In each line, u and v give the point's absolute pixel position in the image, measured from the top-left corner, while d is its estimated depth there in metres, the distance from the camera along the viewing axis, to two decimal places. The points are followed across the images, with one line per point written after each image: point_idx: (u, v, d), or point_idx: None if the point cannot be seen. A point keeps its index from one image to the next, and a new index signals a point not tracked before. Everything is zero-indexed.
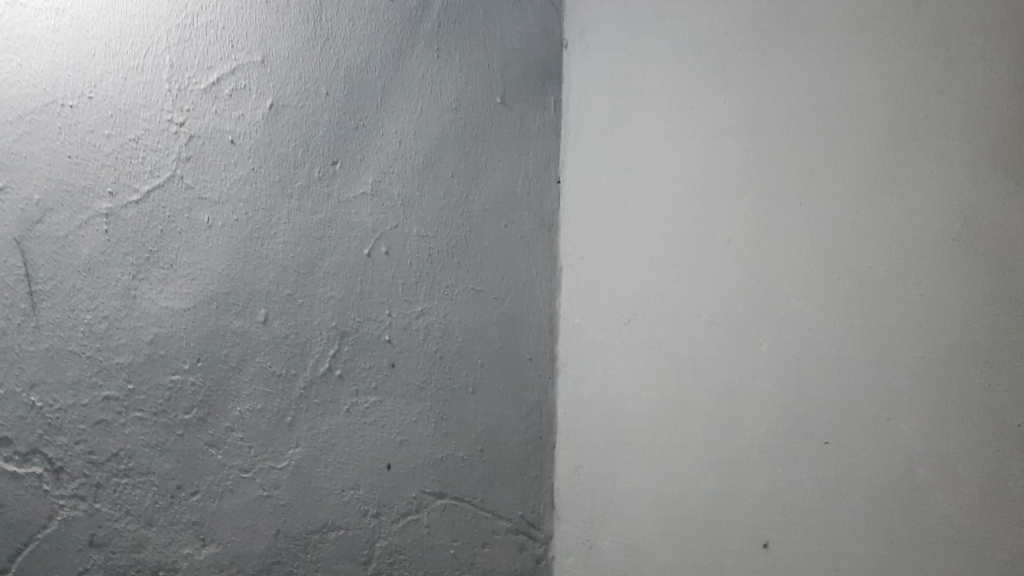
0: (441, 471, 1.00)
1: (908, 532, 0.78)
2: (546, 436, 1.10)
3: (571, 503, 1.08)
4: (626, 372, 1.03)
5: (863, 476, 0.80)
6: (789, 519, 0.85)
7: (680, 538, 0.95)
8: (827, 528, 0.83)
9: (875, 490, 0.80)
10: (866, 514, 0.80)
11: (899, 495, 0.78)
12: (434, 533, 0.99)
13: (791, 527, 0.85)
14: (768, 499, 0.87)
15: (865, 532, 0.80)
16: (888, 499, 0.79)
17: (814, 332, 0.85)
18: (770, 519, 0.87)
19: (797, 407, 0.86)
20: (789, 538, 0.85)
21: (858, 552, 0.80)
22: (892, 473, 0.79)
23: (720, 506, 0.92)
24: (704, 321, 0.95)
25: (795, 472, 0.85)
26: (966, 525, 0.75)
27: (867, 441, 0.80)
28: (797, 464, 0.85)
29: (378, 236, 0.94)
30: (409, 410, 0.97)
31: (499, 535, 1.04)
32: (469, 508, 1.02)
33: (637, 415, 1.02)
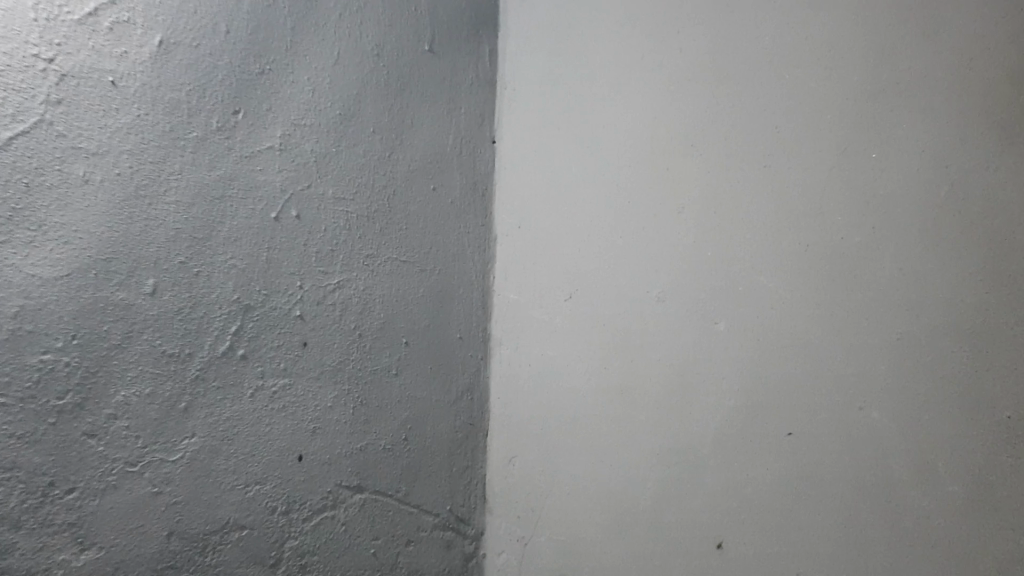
0: (360, 462, 0.90)
1: (876, 534, 0.70)
2: (478, 424, 1.01)
3: (504, 495, 0.99)
4: (565, 354, 0.94)
5: (831, 469, 0.73)
6: (747, 516, 0.77)
7: (626, 538, 0.87)
8: (789, 528, 0.75)
9: (838, 483, 0.72)
10: (828, 512, 0.73)
11: (870, 492, 0.70)
12: (353, 531, 0.89)
13: (749, 525, 0.77)
14: (722, 494, 0.79)
15: (827, 533, 0.72)
16: (859, 496, 0.71)
17: (776, 310, 0.77)
18: (723, 517, 0.79)
19: (760, 392, 0.78)
20: (745, 539, 0.77)
21: (822, 555, 0.72)
22: (862, 466, 0.71)
23: (669, 500, 0.83)
24: (653, 299, 0.87)
25: (754, 465, 0.78)
26: (943, 528, 0.67)
27: (834, 430, 0.73)
28: (754, 456, 0.78)
29: (287, 198, 0.84)
30: (324, 394, 0.87)
31: (424, 533, 0.95)
32: (392, 502, 0.92)
33: (580, 402, 0.92)
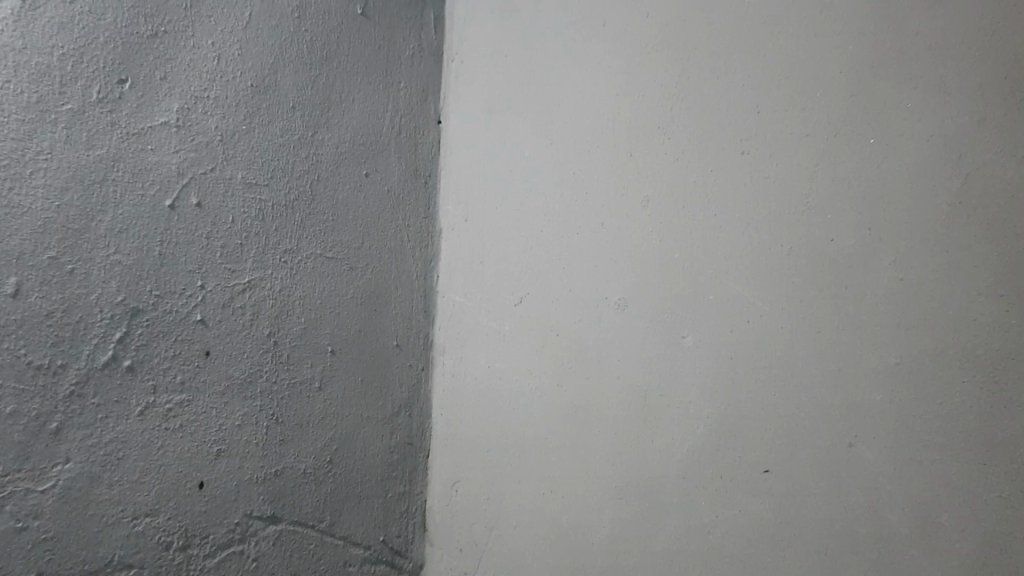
0: (275, 489, 0.78)
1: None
2: (417, 443, 0.90)
3: (444, 524, 0.88)
4: (512, 366, 0.83)
5: (817, 517, 0.61)
6: (713, 566, 0.66)
7: None
8: None
9: (803, 528, 0.61)
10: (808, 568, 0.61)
11: (859, 544, 0.59)
12: (266, 569, 0.77)
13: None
14: (685, 539, 0.68)
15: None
16: (847, 549, 0.59)
17: (752, 324, 0.66)
18: (689, 566, 0.67)
19: (732, 421, 0.66)
20: None
21: None
22: (852, 514, 0.59)
23: (626, 542, 0.72)
24: (613, 307, 0.75)
25: (721, 507, 0.66)
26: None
27: (819, 473, 0.61)
28: (722, 496, 0.66)
29: (185, 184, 0.72)
30: (231, 411, 0.75)
31: (352, 568, 0.83)
32: (314, 534, 0.81)
33: (529, 422, 0.81)
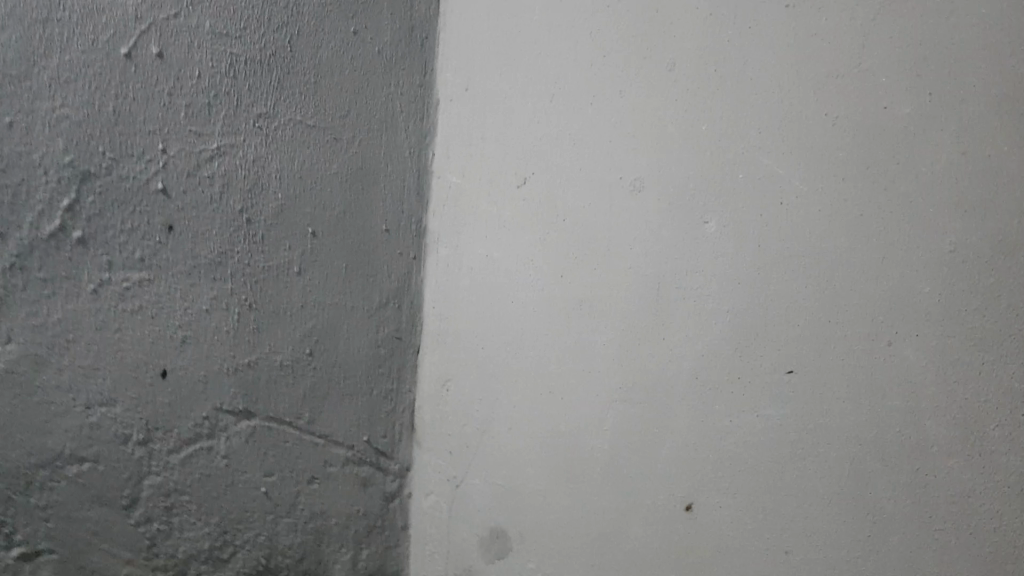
0: (244, 381, 0.71)
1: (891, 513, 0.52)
2: (406, 337, 0.83)
3: (435, 426, 0.82)
4: (513, 254, 0.75)
5: (845, 425, 0.54)
6: (726, 476, 0.60)
7: (577, 492, 0.70)
8: (779, 496, 0.57)
9: (844, 437, 0.54)
10: (829, 480, 0.55)
11: (885, 455, 0.52)
12: (238, 467, 0.71)
13: (727, 489, 0.60)
14: (693, 444, 0.62)
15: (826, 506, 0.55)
16: (874, 463, 0.52)
17: (793, 208, 0.57)
18: (693, 471, 0.62)
19: (761, 318, 0.58)
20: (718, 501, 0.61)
21: (811, 527, 0.56)
22: (883, 424, 0.52)
23: (627, 447, 0.66)
24: (628, 189, 0.66)
25: (733, 408, 0.60)
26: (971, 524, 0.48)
27: (850, 378, 0.54)
28: (736, 398, 0.60)
29: (145, 28, 0.63)
30: (197, 295, 0.68)
31: (333, 468, 0.78)
32: (290, 433, 0.74)
33: (526, 317, 0.73)
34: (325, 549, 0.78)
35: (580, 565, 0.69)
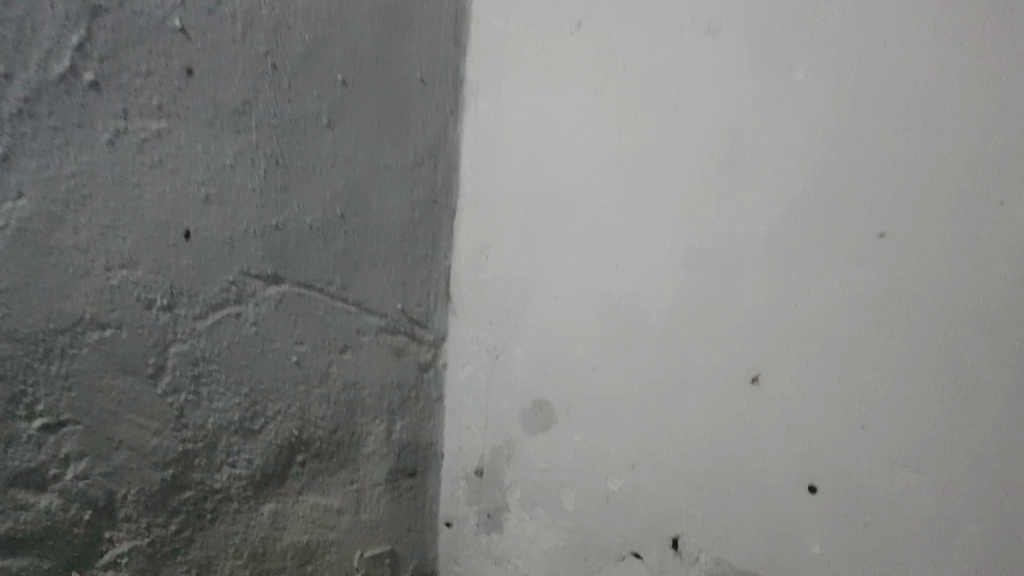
0: (274, 244, 0.66)
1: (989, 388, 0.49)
2: (442, 199, 0.78)
3: (475, 295, 0.78)
4: (567, 107, 0.69)
5: (941, 295, 0.50)
6: (793, 346, 0.57)
7: (631, 364, 0.66)
8: (855, 370, 0.54)
9: (936, 307, 0.50)
10: (917, 354, 0.52)
11: (990, 327, 0.48)
12: (266, 334, 0.68)
13: (798, 359, 0.57)
14: (762, 314, 0.58)
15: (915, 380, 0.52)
16: (976, 337, 0.49)
17: (907, 49, 0.50)
18: (763, 344, 0.58)
19: (854, 172, 0.53)
20: (788, 375, 0.58)
21: (893, 401, 0.53)
22: (983, 294, 0.48)
23: (686, 319, 0.62)
24: (702, 32, 0.60)
25: (811, 276, 0.56)
26: None
27: (949, 240, 0.49)
28: (813, 266, 0.55)
29: None
30: (222, 148, 0.62)
31: (366, 337, 0.75)
32: (321, 299, 0.71)
33: (581, 178, 0.68)
34: (359, 420, 0.75)
35: (633, 439, 0.67)
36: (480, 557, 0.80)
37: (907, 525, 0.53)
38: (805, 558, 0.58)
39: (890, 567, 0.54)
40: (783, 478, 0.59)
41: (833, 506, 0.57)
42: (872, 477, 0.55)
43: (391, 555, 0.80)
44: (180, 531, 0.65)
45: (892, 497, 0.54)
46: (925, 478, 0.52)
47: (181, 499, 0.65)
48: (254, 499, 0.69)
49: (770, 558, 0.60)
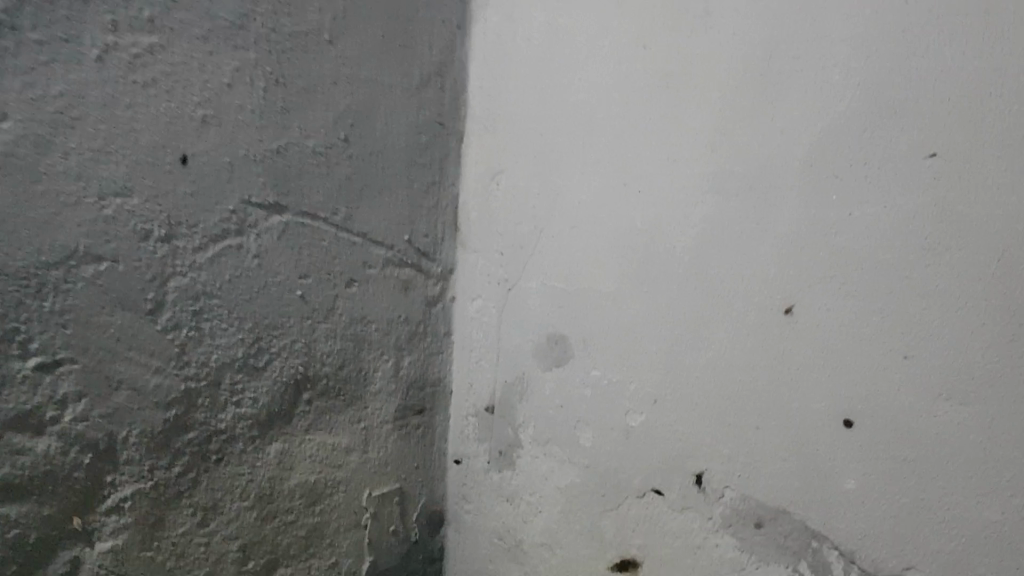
0: (276, 171, 0.63)
1: None
2: (449, 123, 0.76)
3: (484, 225, 0.76)
4: (582, 25, 0.67)
5: (987, 220, 0.47)
6: (830, 275, 0.54)
7: (654, 297, 0.63)
8: (896, 301, 0.52)
9: (993, 229, 0.47)
10: (966, 287, 0.49)
11: None
12: (269, 267, 0.64)
13: (839, 288, 0.54)
14: (797, 246, 0.55)
15: (966, 313, 0.49)
16: None
17: None
18: (796, 276, 0.56)
19: (895, 86, 0.50)
20: (823, 307, 0.55)
21: (938, 335, 0.50)
22: None
23: (713, 250, 0.59)
24: None
25: (851, 202, 0.53)
26: None
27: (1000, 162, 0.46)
28: (852, 191, 0.53)
29: None
30: (218, 66, 0.58)
31: (372, 270, 0.71)
32: (324, 230, 0.67)
33: (598, 102, 0.66)
34: (365, 355, 0.73)
35: (654, 374, 0.64)
36: (491, 494, 0.79)
37: (950, 461, 0.51)
38: (838, 495, 0.57)
39: (927, 504, 0.52)
40: (817, 414, 0.57)
41: (869, 440, 0.54)
42: (913, 411, 0.52)
43: (400, 493, 0.79)
44: (184, 473, 0.62)
45: (936, 433, 0.51)
46: (971, 409, 0.49)
47: (185, 441, 0.62)
48: (259, 439, 0.67)
49: (800, 493, 0.58)
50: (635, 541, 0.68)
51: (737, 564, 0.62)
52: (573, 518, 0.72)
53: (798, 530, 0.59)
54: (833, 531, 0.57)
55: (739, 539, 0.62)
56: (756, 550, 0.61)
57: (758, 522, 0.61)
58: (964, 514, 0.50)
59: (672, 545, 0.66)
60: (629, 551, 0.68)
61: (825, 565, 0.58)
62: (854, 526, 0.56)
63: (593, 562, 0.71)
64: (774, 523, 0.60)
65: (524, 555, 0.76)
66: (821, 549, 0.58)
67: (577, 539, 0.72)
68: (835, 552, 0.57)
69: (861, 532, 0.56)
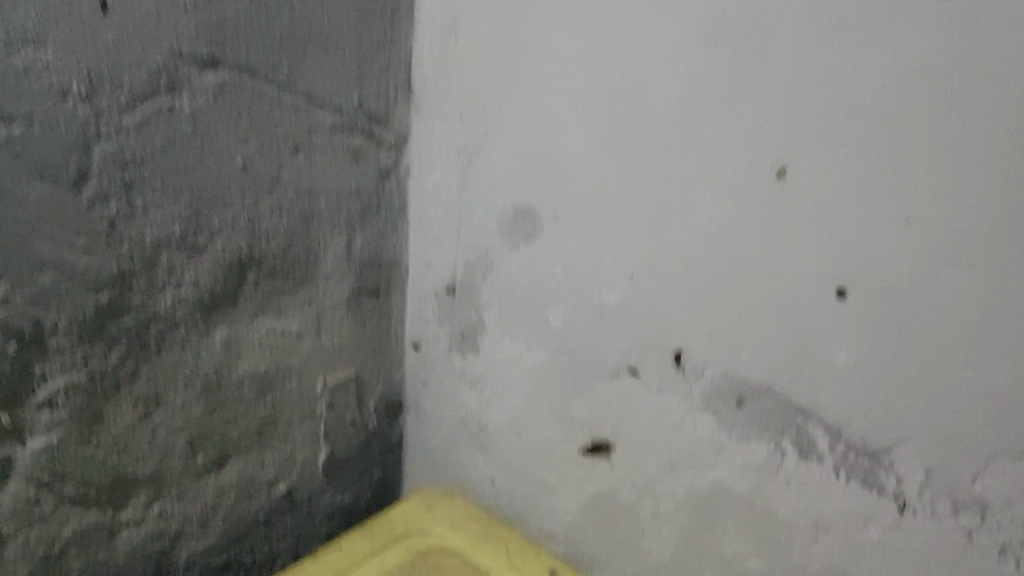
0: (210, 24, 0.55)
1: None
2: None
3: (442, 87, 0.68)
4: None
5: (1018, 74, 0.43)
6: (830, 132, 0.50)
7: (632, 162, 0.59)
8: (904, 159, 0.48)
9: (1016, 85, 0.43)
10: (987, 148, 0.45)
11: None
12: (205, 133, 0.57)
13: (836, 145, 0.50)
14: (794, 99, 0.51)
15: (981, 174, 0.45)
16: None
17: None
18: (792, 134, 0.51)
19: None
20: (820, 168, 0.51)
21: (950, 198, 0.47)
22: None
23: (700, 106, 0.55)
24: None
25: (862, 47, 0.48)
26: None
27: None
28: (868, 35, 0.47)
29: None
30: None
31: (319, 136, 0.65)
32: (265, 89, 0.60)
33: None
34: (315, 232, 0.67)
35: (631, 246, 0.60)
36: (453, 378, 0.76)
37: (948, 332, 0.49)
38: (827, 367, 0.54)
39: (923, 373, 0.50)
40: (808, 286, 0.53)
41: (867, 310, 0.52)
42: (915, 278, 0.49)
43: (356, 382, 0.76)
44: (123, 363, 0.58)
45: (933, 302, 0.49)
46: (973, 278, 0.47)
47: (121, 327, 0.57)
48: (203, 324, 0.62)
49: (786, 368, 0.56)
50: (608, 423, 0.66)
51: (715, 443, 0.61)
52: (540, 402, 0.70)
53: (781, 407, 0.57)
54: (816, 404, 0.55)
55: (718, 418, 0.60)
56: (736, 429, 0.60)
57: (739, 401, 0.59)
58: (964, 386, 0.49)
59: (647, 426, 0.64)
60: (600, 434, 0.67)
61: (809, 442, 0.57)
62: (843, 400, 0.54)
63: (563, 445, 0.70)
64: (756, 401, 0.58)
65: (488, 441, 0.75)
66: (805, 425, 0.57)
67: (544, 421, 0.70)
68: (820, 429, 0.56)
69: (850, 407, 0.54)
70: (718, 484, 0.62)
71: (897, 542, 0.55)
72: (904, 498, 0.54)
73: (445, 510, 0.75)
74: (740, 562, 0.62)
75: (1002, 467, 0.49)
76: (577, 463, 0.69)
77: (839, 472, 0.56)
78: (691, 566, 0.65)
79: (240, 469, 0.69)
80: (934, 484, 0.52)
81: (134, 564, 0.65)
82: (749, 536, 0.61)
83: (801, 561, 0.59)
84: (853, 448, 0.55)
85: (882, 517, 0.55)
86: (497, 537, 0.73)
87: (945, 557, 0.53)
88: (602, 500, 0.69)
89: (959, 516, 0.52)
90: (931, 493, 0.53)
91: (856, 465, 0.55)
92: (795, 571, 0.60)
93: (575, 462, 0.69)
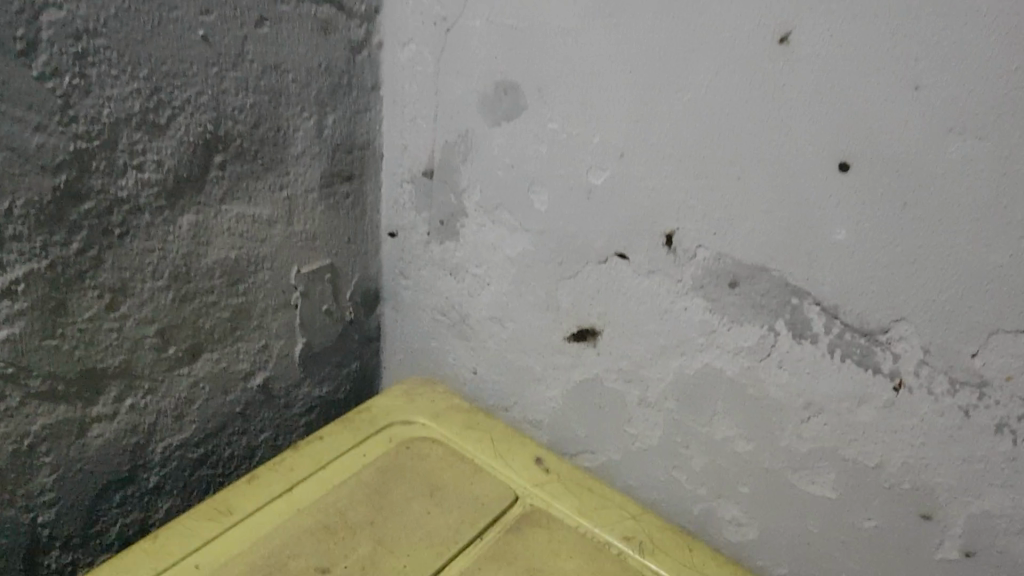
0: None
1: None
2: None
3: None
4: None
5: None
6: None
7: (624, 30, 0.55)
8: (918, 20, 0.45)
9: None
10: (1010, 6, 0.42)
11: None
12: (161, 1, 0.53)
13: (844, 5, 0.47)
14: None
15: (1001, 35, 0.42)
16: None
17: None
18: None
19: None
20: (827, 32, 0.48)
21: (965, 62, 0.44)
22: None
23: None
24: None
25: None
26: None
27: None
28: None
29: None
30: None
31: (284, 7, 0.61)
32: None
33: None
34: (283, 112, 0.63)
35: (621, 122, 0.57)
36: (431, 267, 0.74)
37: (955, 205, 0.47)
38: (826, 245, 0.52)
39: (926, 249, 0.49)
40: (810, 160, 0.51)
41: (870, 184, 0.49)
42: (922, 149, 0.47)
43: (331, 271, 0.73)
44: (86, 251, 0.55)
45: (940, 174, 0.47)
46: (984, 148, 0.45)
47: (82, 212, 0.54)
48: (169, 210, 0.59)
49: (784, 248, 0.54)
50: (595, 309, 0.64)
51: (706, 326, 0.59)
52: (523, 289, 0.68)
53: (777, 287, 0.55)
54: (814, 284, 0.54)
55: (710, 301, 0.58)
56: (728, 311, 0.58)
57: (732, 282, 0.57)
58: (969, 262, 0.48)
59: (635, 310, 0.62)
60: (586, 321, 0.65)
61: (804, 323, 0.55)
62: (843, 279, 0.53)
63: (547, 333, 0.68)
64: (750, 282, 0.56)
65: (469, 330, 0.73)
66: (801, 306, 0.55)
67: (527, 309, 0.68)
68: (816, 308, 0.54)
69: (849, 285, 0.52)
70: (709, 368, 0.60)
71: (891, 421, 0.54)
72: (900, 378, 0.53)
73: (426, 401, 0.74)
74: (729, 445, 0.62)
75: (1004, 343, 0.48)
76: (562, 350, 0.68)
77: (834, 353, 0.55)
78: (678, 450, 0.65)
79: (214, 362, 0.67)
80: (932, 362, 0.51)
81: (107, 455, 0.64)
82: (740, 419, 0.60)
83: (792, 442, 0.58)
84: (850, 328, 0.54)
85: (877, 397, 0.54)
86: (479, 428, 0.72)
87: (939, 435, 0.52)
88: (588, 388, 0.68)
89: (956, 394, 0.51)
90: (929, 371, 0.52)
91: (853, 345, 0.54)
92: (785, 453, 0.59)
93: (560, 349, 0.68)
